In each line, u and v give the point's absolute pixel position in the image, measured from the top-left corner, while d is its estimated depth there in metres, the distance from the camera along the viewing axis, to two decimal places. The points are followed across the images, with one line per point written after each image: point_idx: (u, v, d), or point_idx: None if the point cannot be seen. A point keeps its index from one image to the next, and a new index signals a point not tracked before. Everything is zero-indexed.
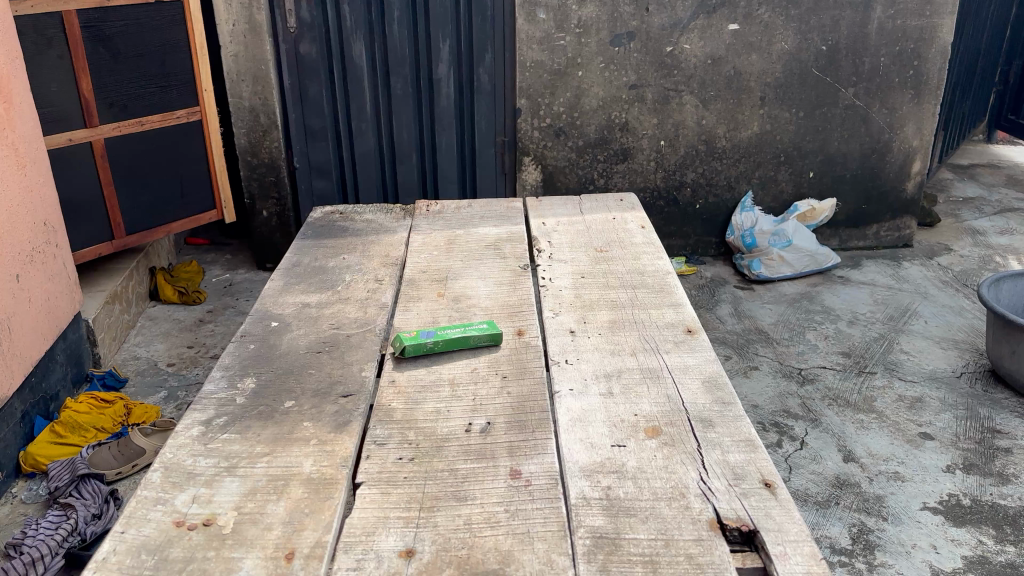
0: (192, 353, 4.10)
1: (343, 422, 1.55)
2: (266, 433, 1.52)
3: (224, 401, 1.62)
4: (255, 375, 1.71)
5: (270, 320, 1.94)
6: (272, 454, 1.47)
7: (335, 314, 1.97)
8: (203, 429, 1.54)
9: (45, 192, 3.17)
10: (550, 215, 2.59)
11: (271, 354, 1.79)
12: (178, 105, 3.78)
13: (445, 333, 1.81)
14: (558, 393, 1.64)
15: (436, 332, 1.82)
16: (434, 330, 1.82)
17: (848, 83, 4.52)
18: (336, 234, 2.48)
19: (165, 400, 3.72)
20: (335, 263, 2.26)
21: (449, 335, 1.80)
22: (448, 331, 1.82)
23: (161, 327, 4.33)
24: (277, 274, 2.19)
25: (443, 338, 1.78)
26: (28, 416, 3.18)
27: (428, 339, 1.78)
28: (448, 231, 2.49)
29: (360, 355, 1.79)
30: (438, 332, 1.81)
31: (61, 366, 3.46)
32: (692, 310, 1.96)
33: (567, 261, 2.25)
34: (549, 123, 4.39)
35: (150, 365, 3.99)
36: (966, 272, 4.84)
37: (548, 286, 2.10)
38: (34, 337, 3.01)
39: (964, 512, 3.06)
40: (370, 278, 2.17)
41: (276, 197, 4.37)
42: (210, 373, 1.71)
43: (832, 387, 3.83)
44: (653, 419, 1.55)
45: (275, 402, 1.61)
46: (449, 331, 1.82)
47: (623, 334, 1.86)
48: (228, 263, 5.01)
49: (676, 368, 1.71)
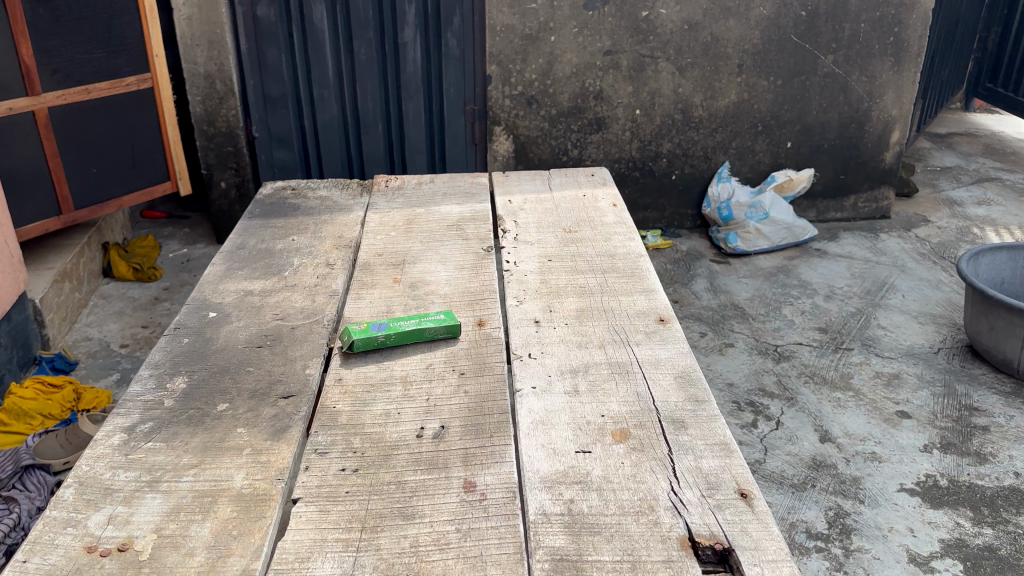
0: (147, 334, 3.92)
1: (282, 428, 1.41)
2: (195, 442, 1.38)
3: (151, 404, 1.47)
4: (187, 375, 1.56)
5: (208, 310, 1.78)
6: (200, 466, 1.32)
7: (280, 303, 1.82)
8: (125, 437, 1.38)
9: None
10: (517, 191, 2.44)
11: (207, 349, 1.64)
12: (126, 71, 3.56)
13: (397, 326, 1.66)
14: (519, 392, 1.50)
15: (389, 323, 1.67)
16: (385, 322, 1.68)
17: (827, 50, 4.38)
18: (286, 213, 2.32)
19: (117, 383, 3.56)
20: (283, 245, 2.10)
21: (401, 328, 1.65)
22: (400, 323, 1.67)
23: (115, 306, 4.14)
24: (219, 257, 2.03)
25: (396, 331, 1.64)
26: None
27: (379, 332, 1.63)
28: (408, 209, 2.34)
29: (305, 349, 1.65)
30: (391, 323, 1.67)
31: (6, 350, 3.27)
32: (665, 297, 1.83)
33: (533, 243, 2.10)
34: (521, 91, 4.21)
35: (102, 347, 3.81)
36: (944, 245, 4.77)
37: (512, 271, 1.96)
38: None
39: (941, 493, 2.99)
40: (321, 262, 2.01)
41: (234, 168, 4.18)
42: (136, 373, 1.55)
43: (809, 364, 3.75)
44: (621, 420, 1.42)
45: (208, 406, 1.47)
46: (401, 322, 1.67)
47: (590, 324, 1.72)
48: (186, 238, 4.82)
49: (647, 363, 1.58)
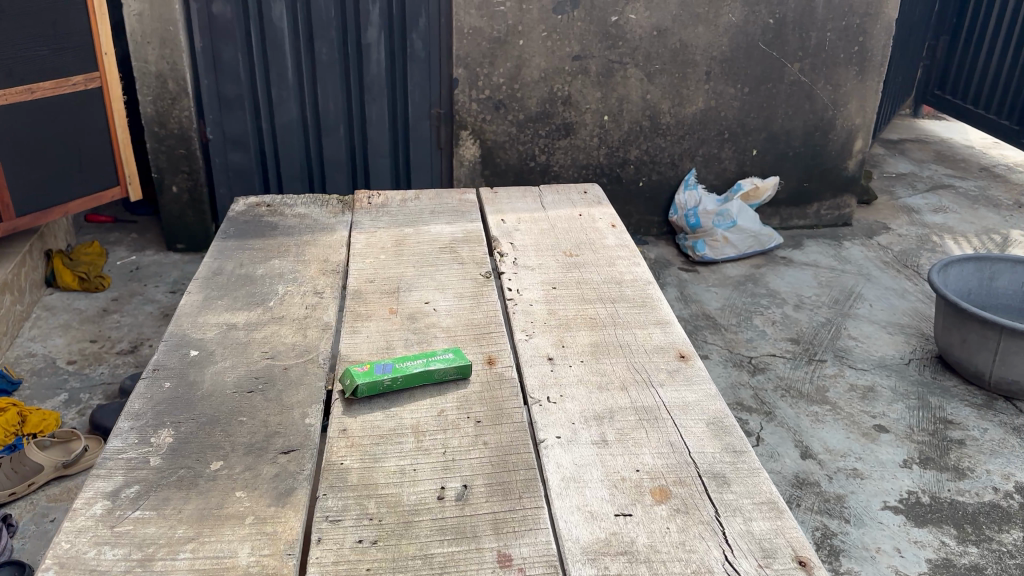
0: (96, 349, 3.68)
1: (286, 491, 1.28)
2: (189, 509, 1.23)
3: (135, 464, 1.31)
4: (173, 428, 1.40)
5: (189, 348, 1.62)
6: (199, 540, 1.18)
7: (268, 339, 1.66)
8: (109, 504, 1.23)
9: None
10: (509, 210, 2.33)
11: (193, 396, 1.49)
12: (73, 70, 3.32)
13: (404, 367, 1.51)
14: (544, 442, 1.38)
15: (395, 363, 1.53)
16: (389, 361, 1.53)
17: (794, 58, 4.35)
18: (264, 232, 2.15)
19: (65, 404, 3.34)
20: (264, 270, 1.94)
21: (408, 369, 1.51)
22: (407, 363, 1.53)
23: (60, 319, 3.88)
24: (195, 285, 1.86)
25: (403, 374, 1.50)
26: None
27: (384, 374, 1.49)
28: (394, 229, 2.20)
29: (302, 395, 1.50)
30: (397, 362, 1.53)
31: None
32: (682, 330, 1.72)
33: (533, 268, 1.99)
34: (488, 95, 4.08)
35: (47, 364, 3.56)
36: (906, 253, 4.80)
37: (516, 300, 1.84)
38: None
39: (925, 511, 2.96)
40: (308, 289, 1.86)
41: (186, 171, 3.96)
42: (115, 426, 1.39)
43: (784, 377, 3.70)
44: (659, 475, 1.31)
45: (200, 466, 1.32)
46: (407, 363, 1.53)
47: (608, 361, 1.61)
48: (134, 244, 4.56)
49: (676, 407, 1.47)
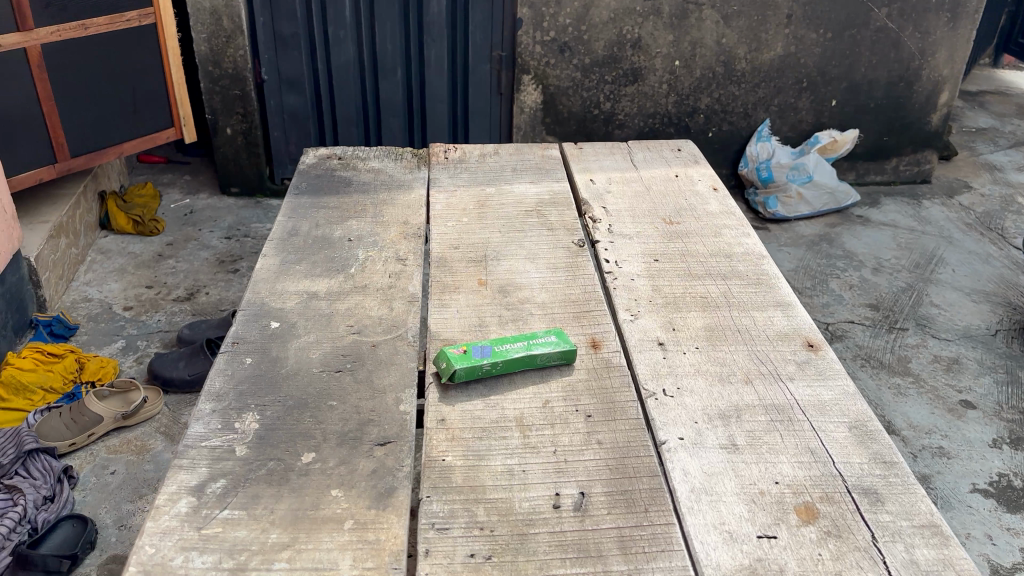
0: (152, 295, 3.61)
1: (386, 491, 1.15)
2: (282, 509, 1.12)
3: (220, 454, 1.21)
4: (258, 412, 1.29)
5: (270, 319, 1.50)
6: (295, 547, 1.07)
7: (352, 311, 1.52)
8: (194, 502, 1.12)
9: None
10: (598, 170, 2.16)
11: (277, 375, 1.36)
12: (127, 6, 3.17)
13: (503, 352, 1.36)
14: (666, 444, 1.23)
15: (493, 346, 1.37)
16: (485, 344, 1.37)
17: (882, 3, 3.97)
18: (337, 188, 2.00)
19: (122, 351, 3.28)
20: (340, 233, 1.79)
21: (509, 354, 1.35)
22: (506, 348, 1.37)
23: (115, 263, 3.80)
24: (270, 247, 1.73)
25: (505, 359, 1.34)
26: None
27: (484, 359, 1.33)
28: (476, 187, 2.04)
29: (393, 377, 1.36)
30: (495, 345, 1.37)
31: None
32: (806, 314, 1.55)
33: (631, 236, 1.82)
34: (553, 38, 3.80)
35: (103, 309, 3.50)
36: (990, 214, 4.37)
37: (616, 273, 1.68)
38: None
39: (1018, 496, 2.63)
40: (389, 255, 1.71)
41: (240, 113, 3.85)
42: (196, 408, 1.28)
43: (863, 345, 3.34)
44: (801, 489, 1.16)
45: (291, 457, 1.20)
46: (506, 347, 1.37)
47: (727, 349, 1.44)
48: (187, 187, 4.44)
49: (811, 407, 1.32)
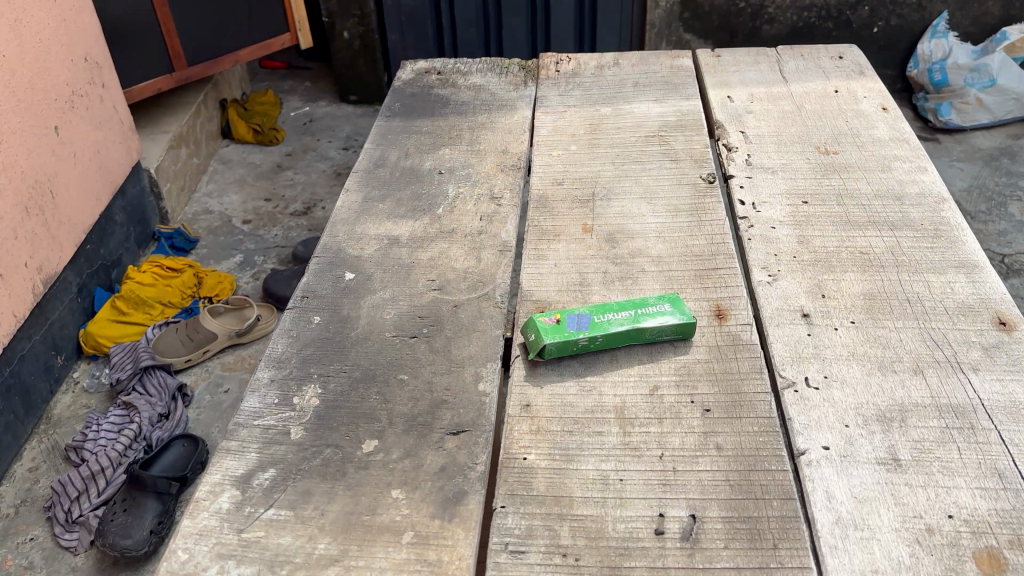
0: (270, 209, 3.51)
1: (455, 496, 0.97)
2: (333, 512, 0.96)
3: (273, 437, 1.05)
4: (320, 384, 1.12)
5: (344, 269, 1.32)
6: (344, 563, 0.91)
7: (435, 262, 1.32)
8: (237, 497, 0.98)
9: (85, 22, 2.64)
10: (739, 84, 1.82)
11: (347, 339, 1.19)
12: None
13: (604, 323, 1.13)
14: (806, 456, 0.99)
15: (591, 315, 1.15)
16: (582, 312, 1.15)
17: None
18: (433, 109, 1.79)
19: (240, 267, 3.21)
20: (432, 163, 1.59)
21: (609, 326, 1.13)
22: (607, 318, 1.14)
23: (235, 174, 3.71)
24: (354, 180, 1.55)
25: (604, 332, 1.12)
26: (87, 289, 2.82)
27: (579, 332, 1.12)
28: (590, 107, 1.77)
29: (475, 347, 1.16)
30: (594, 315, 1.15)
31: (121, 228, 3.03)
32: (1000, 282, 1.22)
33: (775, 170, 1.51)
34: None
35: (223, 222, 3.43)
36: None
37: (751, 218, 1.39)
38: (86, 201, 2.70)
39: None
40: (483, 192, 1.49)
41: (357, 15, 3.68)
42: (253, 377, 1.14)
43: None
44: (982, 530, 0.89)
45: (351, 445, 1.03)
46: (607, 317, 1.14)
47: (891, 326, 1.15)
48: (307, 94, 4.31)
49: (1001, 411, 1.02)
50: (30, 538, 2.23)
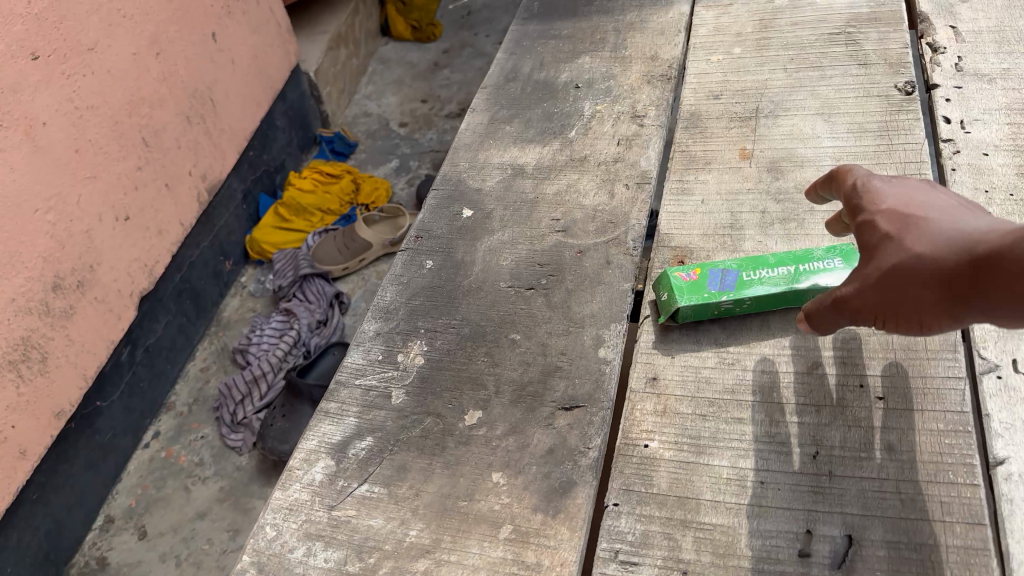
0: (427, 110, 3.29)
1: (561, 487, 0.84)
2: (428, 494, 0.86)
3: (373, 400, 0.96)
4: (428, 339, 1.01)
5: (463, 204, 1.19)
6: (433, 556, 0.81)
7: (562, 197, 1.16)
8: (331, 470, 0.90)
9: None
10: None
11: (459, 288, 1.06)
12: None
13: (753, 282, 0.95)
14: (1004, 468, 0.80)
15: (739, 271, 0.97)
16: (728, 267, 0.98)
17: None
18: (576, 8, 1.58)
19: (396, 173, 3.05)
20: (569, 76, 1.40)
21: (759, 286, 0.95)
22: (758, 275, 0.96)
23: (394, 74, 3.50)
24: (482, 98, 1.40)
25: (753, 294, 0.94)
26: (251, 195, 2.75)
27: (720, 293, 0.94)
28: None
29: (599, 304, 1.01)
30: (742, 271, 0.97)
31: (283, 133, 2.90)
32: None
33: (994, 76, 1.20)
34: None
35: (381, 126, 3.25)
36: None
37: (957, 141, 1.12)
38: (244, 110, 2.60)
39: None
40: (624, 109, 1.30)
41: None
42: (359, 329, 1.05)
43: None
44: None
45: (452, 416, 0.93)
46: (758, 274, 0.96)
47: None
48: None
49: None
50: (200, 436, 2.26)
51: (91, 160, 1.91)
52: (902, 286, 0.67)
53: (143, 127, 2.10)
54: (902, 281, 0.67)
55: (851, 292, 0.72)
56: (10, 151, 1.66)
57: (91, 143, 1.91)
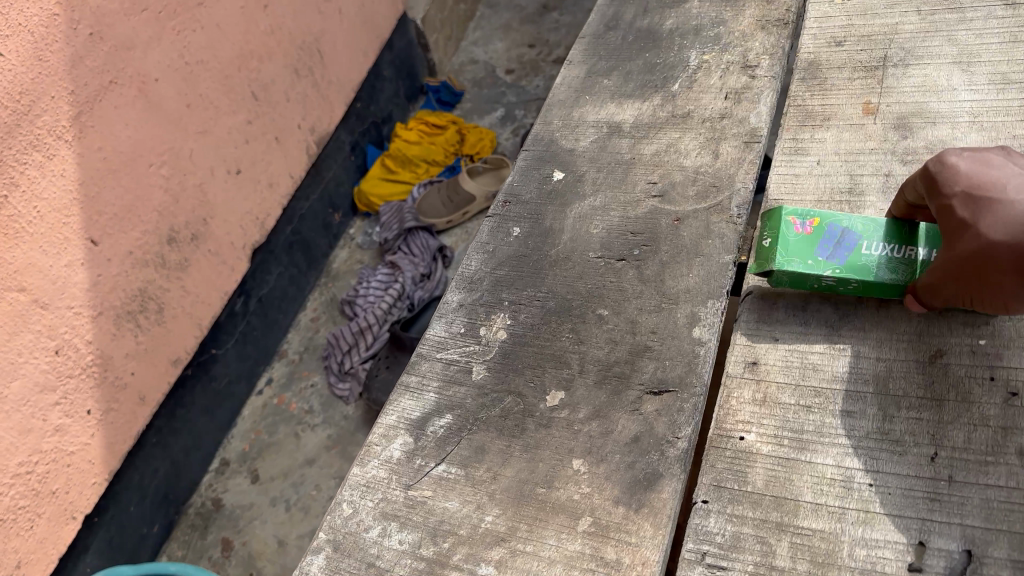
0: (534, 56, 3.18)
1: (647, 479, 0.79)
2: (507, 478, 0.82)
3: (453, 376, 0.93)
4: (511, 313, 0.96)
5: (554, 166, 1.13)
6: (509, 545, 0.77)
7: (660, 159, 1.08)
8: (410, 447, 0.88)
9: None
10: None
11: (546, 258, 1.01)
12: None
13: (867, 258, 0.86)
14: None
15: (859, 240, 0.87)
16: (851, 228, 0.88)
17: None
18: None
19: (501, 122, 2.98)
20: (674, 22, 1.29)
21: (870, 266, 0.85)
22: (876, 250, 0.86)
23: (502, 19, 3.40)
24: (579, 49, 1.32)
25: (862, 276, 0.85)
26: (359, 147, 2.76)
27: (826, 266, 0.85)
28: None
29: (696, 278, 0.93)
30: (863, 240, 0.87)
31: (390, 83, 2.88)
32: None
33: None
34: None
35: (488, 73, 3.18)
36: None
37: None
38: (352, 61, 2.59)
39: None
40: (734, 59, 1.18)
41: None
42: (443, 300, 1.01)
43: None
44: None
45: (534, 394, 0.88)
46: (877, 250, 0.86)
47: None
48: None
49: None
50: (310, 385, 2.32)
51: (202, 115, 1.93)
52: (984, 278, 0.73)
53: (253, 80, 2.12)
54: (982, 274, 0.73)
55: (932, 275, 0.79)
56: (125, 107, 1.68)
57: (201, 98, 1.92)
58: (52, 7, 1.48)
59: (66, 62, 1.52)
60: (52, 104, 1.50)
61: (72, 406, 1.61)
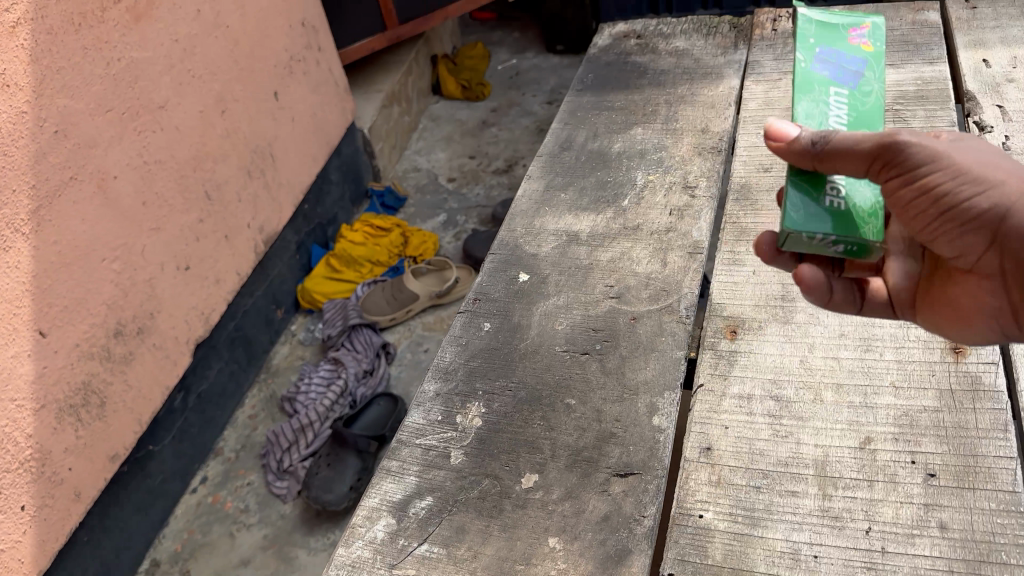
0: (474, 166, 3.36)
1: (617, 554, 0.86)
2: (486, 556, 0.88)
3: (433, 460, 0.99)
4: (485, 402, 1.04)
5: (520, 268, 1.23)
6: None
7: (616, 264, 1.20)
8: (393, 527, 0.93)
9: None
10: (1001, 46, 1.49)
11: (516, 351, 1.10)
12: None
13: (823, 92, 0.92)
14: None
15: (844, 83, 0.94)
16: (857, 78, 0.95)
17: None
18: (629, 80, 1.64)
19: (443, 226, 3.11)
20: (622, 145, 1.45)
21: (816, 96, 0.91)
22: (834, 103, 0.92)
23: (444, 130, 3.58)
24: (538, 166, 1.45)
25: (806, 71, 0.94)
26: (305, 246, 2.83)
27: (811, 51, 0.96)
28: None
29: (653, 371, 1.03)
30: (843, 85, 0.94)
31: (337, 187, 2.99)
32: None
33: None
34: None
35: (430, 180, 3.32)
36: None
37: None
38: (302, 165, 2.70)
39: None
40: (676, 180, 1.33)
41: None
42: (420, 389, 1.08)
43: None
44: None
45: (509, 477, 0.95)
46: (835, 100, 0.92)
47: None
48: (515, 45, 4.06)
49: None
50: (246, 483, 2.29)
51: (156, 212, 1.99)
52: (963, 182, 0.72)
53: (207, 181, 2.19)
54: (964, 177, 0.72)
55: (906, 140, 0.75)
56: (83, 203, 1.72)
57: (156, 196, 1.98)
58: (20, 105, 1.54)
59: (30, 158, 1.57)
60: (12, 197, 1.53)
61: (6, 502, 1.57)
